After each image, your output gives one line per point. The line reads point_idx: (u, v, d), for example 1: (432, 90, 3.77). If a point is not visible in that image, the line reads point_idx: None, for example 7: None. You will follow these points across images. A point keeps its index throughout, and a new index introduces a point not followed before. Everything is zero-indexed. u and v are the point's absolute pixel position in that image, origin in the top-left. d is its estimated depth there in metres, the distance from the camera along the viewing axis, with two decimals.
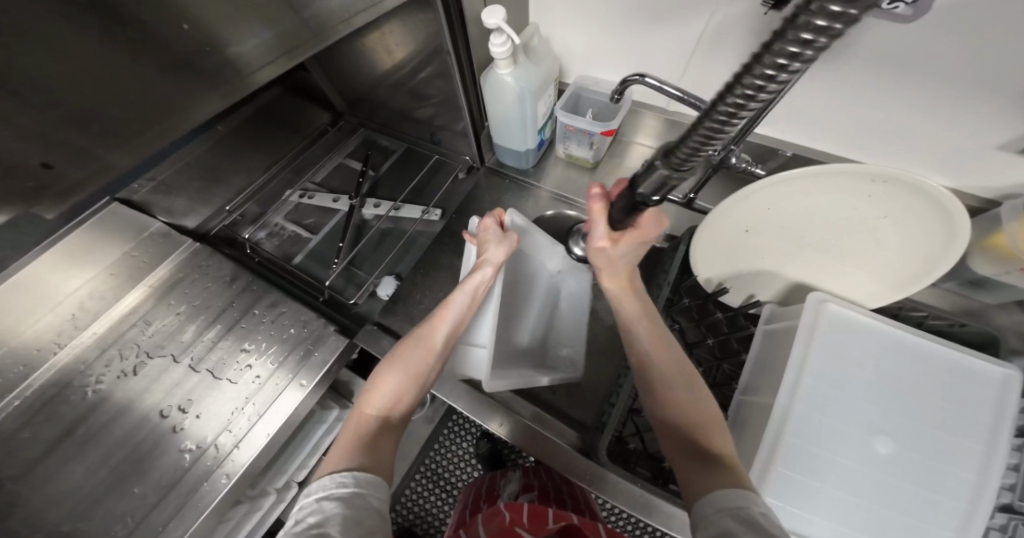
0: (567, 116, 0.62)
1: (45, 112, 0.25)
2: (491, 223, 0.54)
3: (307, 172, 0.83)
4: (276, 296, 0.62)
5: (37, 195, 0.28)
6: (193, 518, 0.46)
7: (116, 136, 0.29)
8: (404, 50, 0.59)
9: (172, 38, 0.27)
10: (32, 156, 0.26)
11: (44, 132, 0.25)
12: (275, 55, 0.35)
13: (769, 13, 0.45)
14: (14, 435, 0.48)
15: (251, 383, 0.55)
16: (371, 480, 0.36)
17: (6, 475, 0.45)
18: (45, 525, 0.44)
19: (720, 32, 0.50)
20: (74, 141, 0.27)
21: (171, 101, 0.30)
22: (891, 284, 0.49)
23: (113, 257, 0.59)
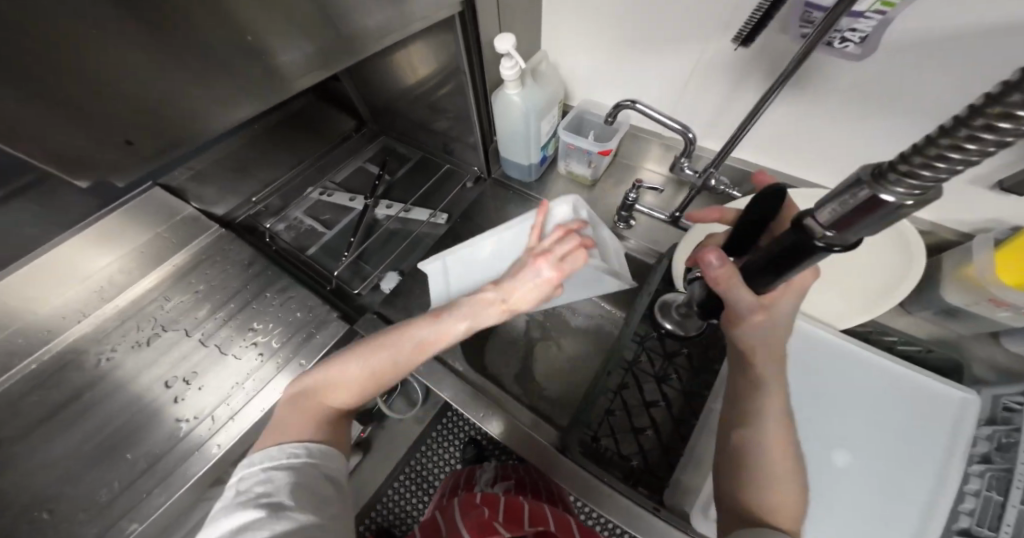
0: (569, 135, 0.67)
1: (131, 97, 0.28)
2: (544, 267, 0.44)
3: (329, 172, 0.87)
4: (286, 282, 0.67)
5: (107, 167, 0.30)
6: (176, 487, 0.49)
7: (188, 121, 0.33)
8: (429, 68, 0.65)
9: (225, 49, 0.31)
10: (118, 132, 0.29)
11: (129, 114, 0.29)
12: (313, 67, 0.39)
13: (739, 49, 0.51)
14: (22, 398, 0.53)
15: (254, 360, 0.59)
16: (323, 451, 0.38)
17: (7, 435, 0.50)
18: (36, 486, 0.47)
19: (713, 64, 0.55)
20: (150, 123, 0.31)
21: (229, 99, 0.34)
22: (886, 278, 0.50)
23: (144, 237, 0.65)
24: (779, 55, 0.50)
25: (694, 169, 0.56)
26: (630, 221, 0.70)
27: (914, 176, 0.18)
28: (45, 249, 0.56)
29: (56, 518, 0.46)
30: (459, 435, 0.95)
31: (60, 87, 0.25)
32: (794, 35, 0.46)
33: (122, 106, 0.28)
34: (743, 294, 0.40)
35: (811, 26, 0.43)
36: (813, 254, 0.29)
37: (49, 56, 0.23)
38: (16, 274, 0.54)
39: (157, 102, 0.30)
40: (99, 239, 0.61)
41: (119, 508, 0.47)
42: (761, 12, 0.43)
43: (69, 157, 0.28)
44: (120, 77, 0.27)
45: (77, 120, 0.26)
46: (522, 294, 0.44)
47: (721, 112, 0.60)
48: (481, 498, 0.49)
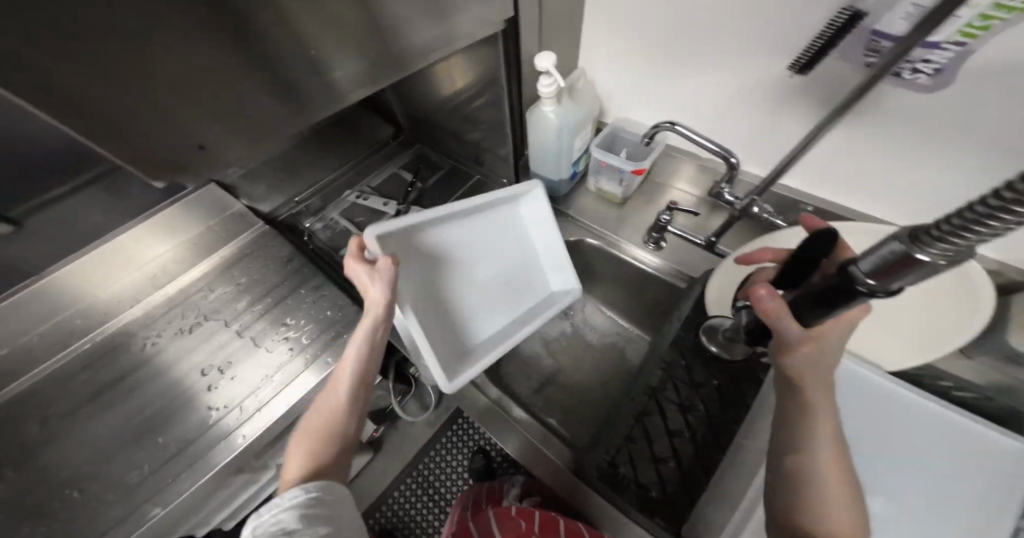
0: (601, 152, 0.67)
1: (206, 103, 0.31)
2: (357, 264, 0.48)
3: (367, 176, 0.90)
4: (320, 280, 0.69)
5: (181, 169, 0.32)
6: (202, 474, 0.51)
7: (253, 127, 0.35)
8: (467, 81, 0.67)
9: (292, 59, 0.33)
10: (194, 137, 0.31)
11: (203, 120, 0.31)
12: (364, 82, 0.41)
13: (794, 75, 0.50)
14: (75, 375, 0.59)
15: (284, 354, 0.61)
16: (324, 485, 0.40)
17: (59, 411, 0.55)
18: (74, 464, 0.51)
19: (761, 90, 0.54)
20: (220, 131, 0.33)
21: (288, 107, 0.36)
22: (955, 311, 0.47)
23: (198, 230, 0.69)
24: (833, 92, 0.48)
25: (736, 196, 0.57)
26: (660, 242, 0.69)
27: (986, 220, 0.15)
28: (116, 234, 0.61)
29: (86, 497, 0.49)
30: (469, 444, 0.96)
31: (147, 91, 0.27)
32: (856, 63, 0.44)
33: (201, 114, 0.31)
34: (790, 327, 0.38)
35: (877, 55, 0.42)
36: (856, 296, 0.29)
37: (140, 66, 0.26)
38: (83, 260, 0.59)
39: (228, 108, 0.32)
40: (159, 231, 0.65)
41: (146, 491, 0.50)
42: (824, 38, 0.43)
43: (152, 160, 0.30)
44: (198, 85, 0.29)
45: (160, 123, 0.29)
46: (366, 290, 0.48)
47: (765, 136, 0.58)
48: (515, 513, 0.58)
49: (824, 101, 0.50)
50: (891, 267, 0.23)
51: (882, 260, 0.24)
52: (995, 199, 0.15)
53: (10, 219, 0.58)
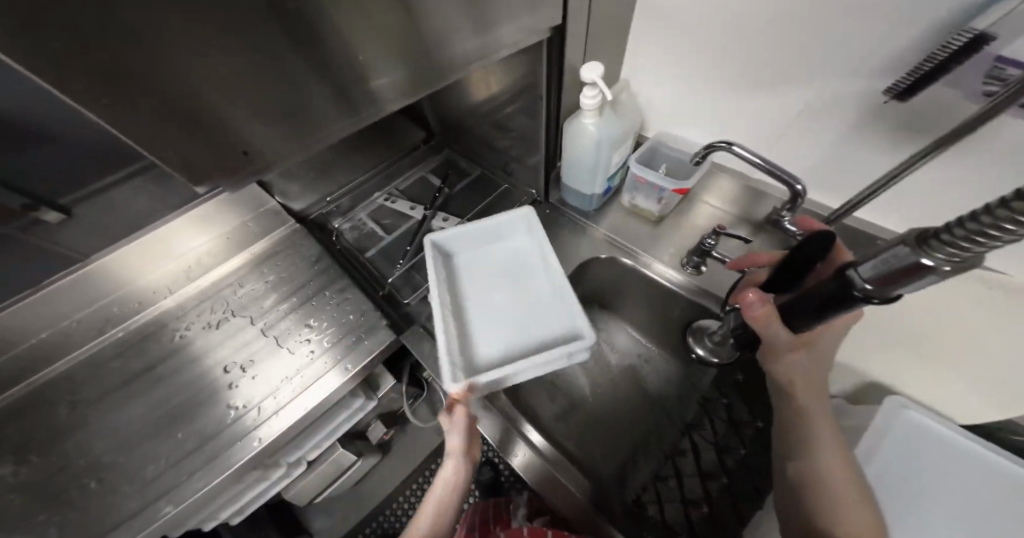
0: (639, 167, 0.65)
1: (250, 109, 0.30)
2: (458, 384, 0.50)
3: (395, 179, 0.90)
4: (345, 283, 0.69)
5: (224, 178, 0.32)
6: (216, 474, 0.51)
7: (296, 135, 0.34)
8: (499, 86, 0.64)
9: (340, 65, 0.32)
10: (236, 145, 0.31)
11: (247, 126, 0.31)
12: (406, 90, 0.40)
13: (890, 101, 0.46)
14: (108, 362, 0.59)
15: (306, 356, 0.60)
16: None
17: (87, 397, 0.56)
18: (93, 452, 0.51)
19: (839, 100, 0.50)
20: (263, 140, 0.32)
21: (332, 114, 0.35)
22: None
23: (231, 224, 0.70)
24: (922, 114, 0.45)
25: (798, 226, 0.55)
26: (700, 266, 0.64)
27: (1001, 226, 0.19)
28: (155, 227, 0.62)
29: (103, 487, 0.49)
30: (478, 455, 0.94)
31: (192, 95, 0.27)
32: (973, 90, 0.39)
33: (244, 120, 0.30)
34: (783, 333, 0.42)
35: (1000, 84, 0.37)
36: (848, 303, 0.32)
37: (186, 67, 0.25)
38: (122, 251, 0.60)
39: (272, 114, 0.31)
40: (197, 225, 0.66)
41: (162, 484, 0.50)
42: (936, 61, 0.39)
43: (196, 167, 0.30)
44: (242, 90, 0.29)
45: (205, 128, 0.28)
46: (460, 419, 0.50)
47: (830, 156, 0.55)
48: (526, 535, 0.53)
49: (908, 123, 0.46)
50: (887, 276, 0.27)
51: (876, 270, 0.28)
52: (1003, 209, 0.19)
53: (59, 207, 0.56)
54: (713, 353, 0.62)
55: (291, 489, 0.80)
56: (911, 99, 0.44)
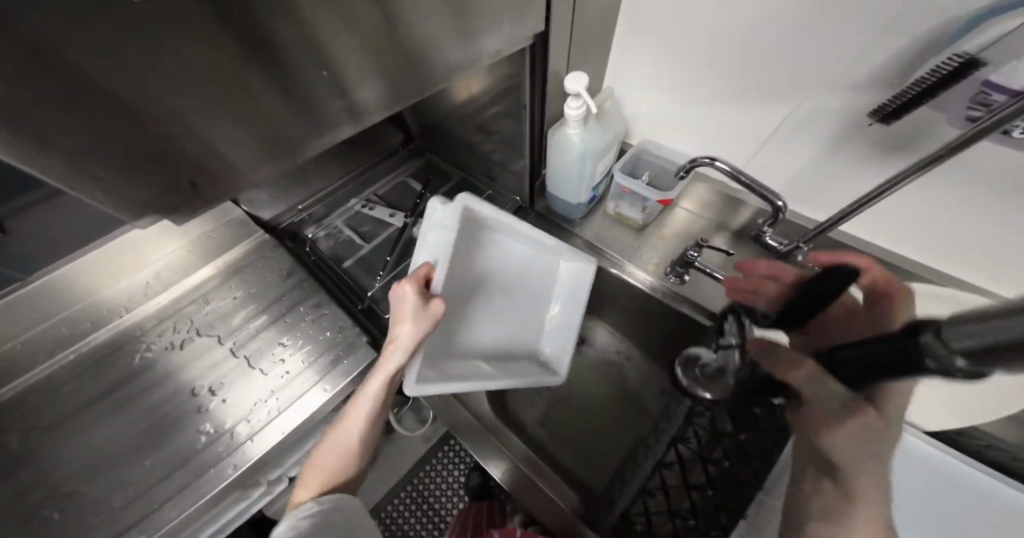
0: (624, 177, 0.64)
1: (203, 139, 0.28)
2: (409, 292, 0.44)
3: (373, 184, 0.87)
4: (321, 297, 0.66)
5: (173, 211, 0.30)
6: (191, 501, 0.48)
7: (259, 161, 0.32)
8: (482, 90, 0.62)
9: (317, 85, 0.31)
10: (180, 174, 0.28)
11: (199, 153, 0.28)
12: (382, 105, 0.37)
13: (874, 125, 0.47)
14: (61, 386, 0.54)
15: (280, 377, 0.57)
16: (333, 500, 0.45)
17: (40, 425, 0.51)
18: (48, 486, 0.47)
19: (815, 119, 0.51)
20: (216, 169, 0.30)
21: (301, 138, 0.33)
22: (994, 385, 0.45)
23: (194, 235, 0.64)
24: (893, 137, 0.46)
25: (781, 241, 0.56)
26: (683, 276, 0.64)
27: None
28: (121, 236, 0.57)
29: (68, 519, 0.45)
30: (465, 460, 0.92)
31: (136, 129, 0.24)
32: (955, 115, 0.40)
33: (193, 148, 0.28)
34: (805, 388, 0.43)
35: (982, 111, 0.38)
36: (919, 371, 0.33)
37: (139, 94, 0.23)
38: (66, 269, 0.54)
39: (231, 139, 0.29)
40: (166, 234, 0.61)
41: (135, 514, 0.47)
42: (924, 84, 0.40)
43: (134, 200, 0.27)
44: (197, 120, 0.26)
45: (146, 162, 0.26)
46: (404, 321, 0.44)
47: (809, 168, 0.56)
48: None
49: (886, 143, 0.47)
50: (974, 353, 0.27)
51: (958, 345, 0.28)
52: None
53: None
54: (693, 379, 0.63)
55: (271, 506, 0.77)
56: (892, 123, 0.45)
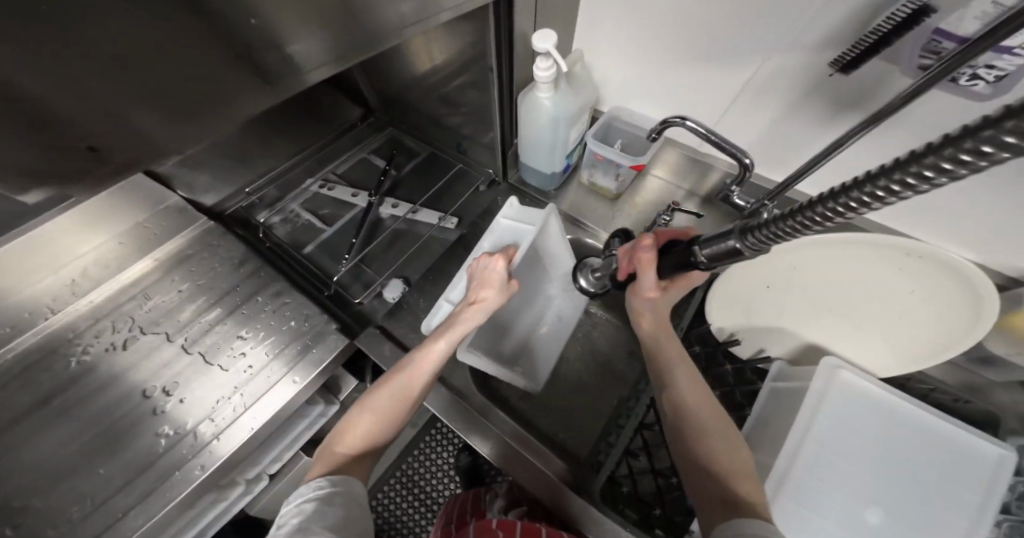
0: (597, 144, 0.64)
1: (108, 93, 0.23)
2: (501, 262, 0.48)
3: (330, 163, 0.81)
4: (280, 286, 0.61)
5: (77, 178, 0.25)
6: (158, 507, 0.44)
7: (178, 125, 0.27)
8: (443, 57, 0.58)
9: (245, 34, 0.26)
10: (76, 137, 0.24)
11: (108, 108, 0.24)
12: (328, 59, 0.33)
13: (834, 75, 0.47)
14: None
15: (241, 373, 0.53)
16: (343, 480, 0.39)
17: None
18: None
19: (777, 83, 0.51)
20: (132, 134, 0.26)
21: (231, 101, 0.29)
22: (938, 332, 0.45)
23: (125, 226, 0.58)
24: (848, 94, 0.47)
25: (747, 200, 0.57)
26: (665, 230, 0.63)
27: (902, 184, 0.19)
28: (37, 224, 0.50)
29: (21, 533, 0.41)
30: (453, 441, 0.92)
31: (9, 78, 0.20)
32: (908, 64, 0.40)
33: (90, 103, 0.23)
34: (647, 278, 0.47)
35: (934, 58, 0.39)
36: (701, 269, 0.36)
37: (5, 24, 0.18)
38: None
39: (153, 97, 0.25)
40: (89, 221, 0.54)
41: (93, 525, 0.42)
42: (880, 33, 0.40)
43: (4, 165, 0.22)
44: (82, 77, 0.22)
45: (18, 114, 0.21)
46: (489, 288, 0.48)
47: (773, 132, 0.57)
48: (498, 526, 0.50)
49: (839, 103, 0.49)
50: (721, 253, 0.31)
51: (716, 250, 0.32)
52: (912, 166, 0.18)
53: None
54: (593, 287, 0.59)
55: (255, 506, 0.74)
56: (850, 74, 0.46)
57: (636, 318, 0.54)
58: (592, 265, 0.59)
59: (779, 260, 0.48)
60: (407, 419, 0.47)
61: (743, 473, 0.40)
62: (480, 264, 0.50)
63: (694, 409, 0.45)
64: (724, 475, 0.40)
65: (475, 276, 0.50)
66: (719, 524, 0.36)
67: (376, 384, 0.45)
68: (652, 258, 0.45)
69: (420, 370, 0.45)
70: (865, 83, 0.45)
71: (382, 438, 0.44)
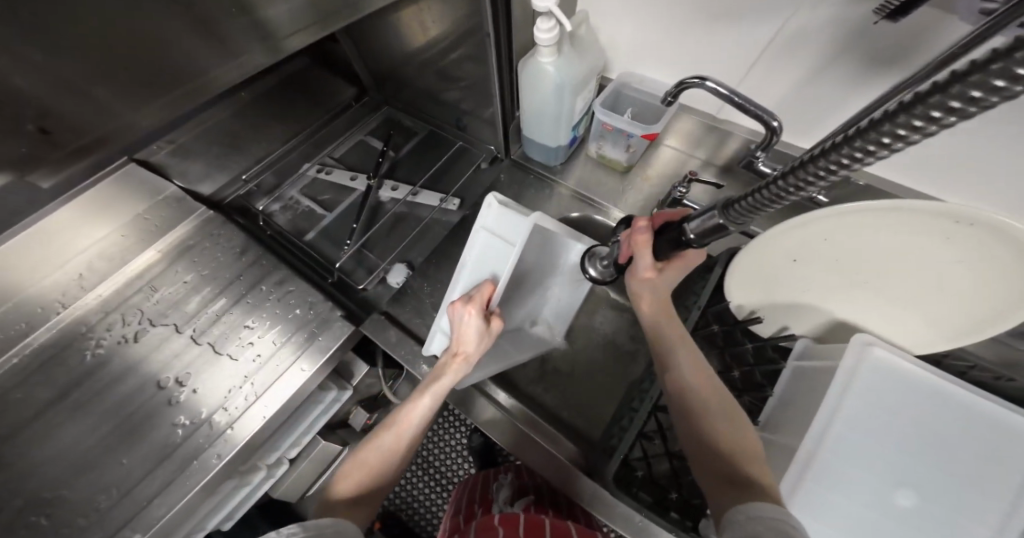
0: (605, 113, 0.60)
1: (73, 73, 0.23)
2: (474, 313, 0.44)
3: (327, 146, 0.78)
4: (284, 274, 0.60)
5: None
6: (179, 496, 0.45)
7: (134, 97, 0.26)
8: (437, 28, 0.55)
9: None
10: (24, 121, 0.24)
11: (77, 83, 0.23)
12: (304, 23, 0.30)
13: (879, 23, 0.41)
14: (8, 394, 0.47)
15: (251, 362, 0.53)
16: (320, 523, 0.38)
17: None
18: (29, 488, 0.43)
19: (804, 37, 0.46)
20: (87, 104, 0.25)
21: (188, 72, 0.27)
22: (988, 308, 0.41)
23: (125, 219, 0.57)
24: (884, 50, 0.43)
25: (773, 167, 0.53)
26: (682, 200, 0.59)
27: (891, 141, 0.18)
28: (36, 218, 0.50)
29: (56, 523, 0.42)
30: (464, 424, 0.90)
31: None
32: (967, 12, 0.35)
33: (63, 79, 0.23)
34: (643, 260, 0.46)
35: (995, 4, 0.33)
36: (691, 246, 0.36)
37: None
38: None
39: (123, 71, 0.24)
40: (93, 210, 0.54)
41: (123, 513, 0.43)
42: None
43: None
44: (23, 45, 0.20)
45: None
46: (467, 340, 0.45)
47: (799, 94, 0.52)
48: (500, 525, 0.48)
49: (874, 56, 0.44)
50: (710, 229, 0.32)
51: (705, 225, 0.32)
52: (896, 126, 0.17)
53: None
54: (601, 277, 0.55)
55: (278, 489, 0.76)
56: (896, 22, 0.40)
57: (634, 304, 0.52)
58: (599, 254, 0.55)
59: (809, 233, 0.43)
60: (410, 456, 0.49)
61: (754, 462, 0.38)
62: (453, 311, 0.46)
63: (694, 393, 0.43)
64: (734, 462, 0.38)
65: (450, 323, 0.46)
66: (730, 509, 0.34)
67: (372, 433, 0.48)
68: (648, 237, 0.44)
69: (408, 419, 0.47)
70: (909, 30, 0.40)
71: (386, 475, 0.46)
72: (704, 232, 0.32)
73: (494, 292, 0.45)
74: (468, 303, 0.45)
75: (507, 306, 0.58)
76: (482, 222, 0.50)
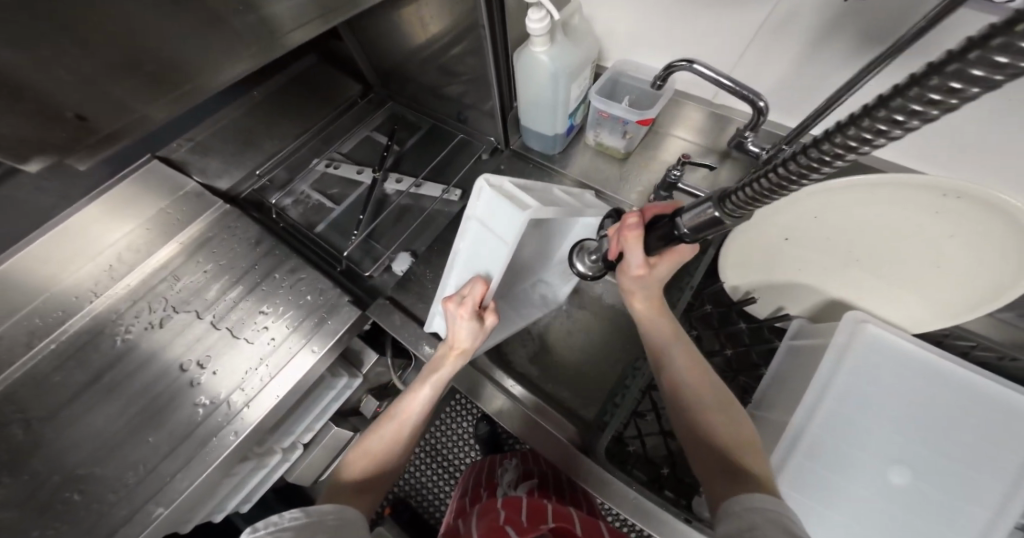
0: (600, 100, 0.61)
1: (96, 65, 0.25)
2: (465, 314, 0.45)
3: (335, 142, 0.80)
4: (295, 263, 0.63)
5: (70, 148, 0.27)
6: (200, 470, 0.49)
7: (149, 90, 0.28)
8: (437, 25, 0.57)
9: None
10: (66, 108, 0.25)
11: (101, 81, 0.26)
12: (306, 18, 0.34)
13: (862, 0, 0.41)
14: (47, 378, 0.51)
15: (265, 344, 0.56)
16: (320, 510, 0.40)
17: (36, 415, 0.49)
18: (65, 465, 0.47)
19: (795, 18, 0.46)
20: (108, 100, 0.27)
21: (200, 65, 0.29)
22: (979, 283, 0.41)
23: (148, 214, 0.61)
24: (875, 27, 0.43)
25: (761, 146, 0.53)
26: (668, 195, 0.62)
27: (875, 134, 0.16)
28: (65, 217, 0.55)
29: (88, 498, 0.45)
30: (471, 412, 0.92)
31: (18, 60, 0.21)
32: None
33: (92, 70, 0.25)
34: (635, 255, 0.43)
35: None
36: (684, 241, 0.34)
37: None
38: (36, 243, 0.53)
39: (141, 60, 0.26)
40: (118, 207, 0.58)
41: (149, 488, 0.47)
42: None
43: (3, 137, 0.23)
44: (59, 44, 0.23)
45: (30, 102, 0.23)
46: (461, 338, 0.47)
47: (794, 74, 0.52)
48: (503, 506, 0.51)
49: (868, 33, 0.43)
50: (701, 222, 0.29)
51: (695, 219, 0.29)
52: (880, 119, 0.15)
53: None
54: (589, 272, 0.53)
55: (293, 474, 0.79)
56: None
57: (626, 299, 0.51)
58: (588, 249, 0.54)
59: (800, 210, 0.44)
60: (411, 445, 0.51)
61: (749, 450, 0.38)
62: (449, 310, 0.47)
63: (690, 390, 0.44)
64: (729, 452, 0.38)
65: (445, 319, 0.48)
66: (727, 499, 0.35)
67: (372, 426, 0.50)
68: (638, 229, 0.41)
69: (407, 410, 0.49)
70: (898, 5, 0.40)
71: (387, 461, 0.49)
72: (696, 225, 0.30)
73: (484, 293, 0.46)
74: (459, 304, 0.46)
75: (506, 286, 0.58)
76: (471, 211, 0.46)
